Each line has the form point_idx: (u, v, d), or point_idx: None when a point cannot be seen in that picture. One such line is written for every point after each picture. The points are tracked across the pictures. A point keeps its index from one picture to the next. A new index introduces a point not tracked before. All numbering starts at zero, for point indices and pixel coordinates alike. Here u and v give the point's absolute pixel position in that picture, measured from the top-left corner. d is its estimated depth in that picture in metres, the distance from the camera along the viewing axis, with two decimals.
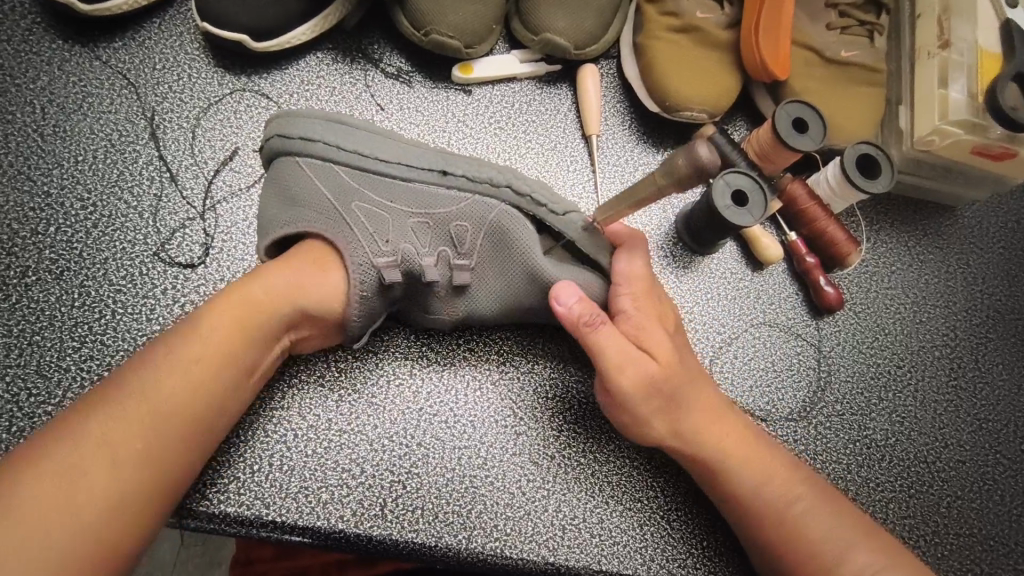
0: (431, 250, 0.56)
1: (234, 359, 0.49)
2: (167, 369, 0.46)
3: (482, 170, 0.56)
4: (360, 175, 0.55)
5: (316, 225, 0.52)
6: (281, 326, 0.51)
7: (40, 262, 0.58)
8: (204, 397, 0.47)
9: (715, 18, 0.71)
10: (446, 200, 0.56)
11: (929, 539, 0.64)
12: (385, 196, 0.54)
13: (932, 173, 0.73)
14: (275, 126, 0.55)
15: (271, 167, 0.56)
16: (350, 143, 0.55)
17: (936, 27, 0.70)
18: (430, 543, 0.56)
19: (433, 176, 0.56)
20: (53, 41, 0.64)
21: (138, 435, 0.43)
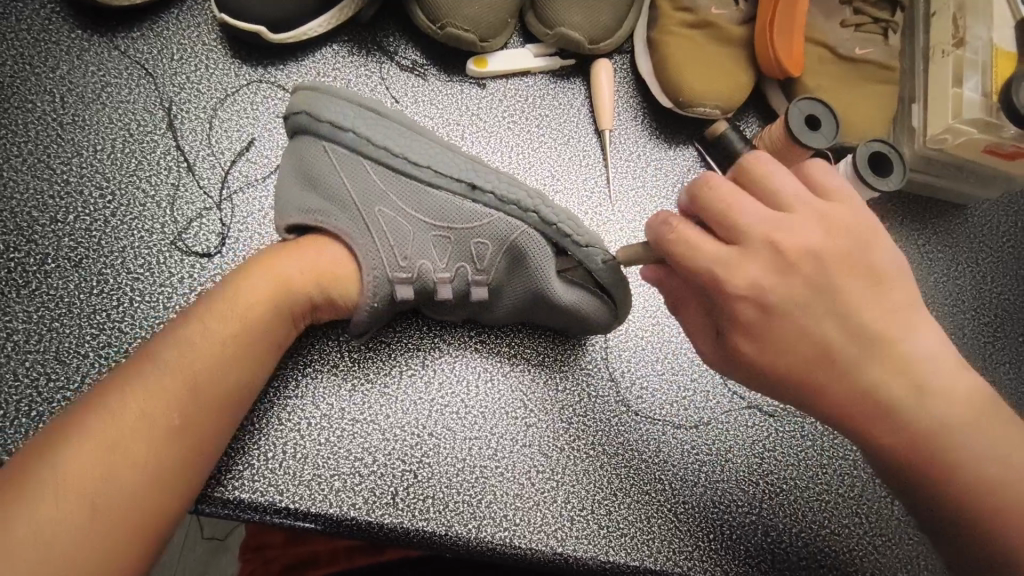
0: (448, 265, 0.57)
1: (255, 337, 0.51)
2: (192, 346, 0.48)
3: (512, 188, 0.56)
4: (387, 174, 0.55)
5: (335, 228, 0.54)
6: (296, 305, 0.54)
7: (59, 249, 0.58)
8: (227, 373, 0.49)
9: (729, 15, 0.71)
10: (471, 215, 0.56)
11: None
12: (411, 201, 0.55)
13: (945, 172, 0.74)
14: (303, 103, 0.55)
15: (296, 142, 0.56)
16: (381, 138, 0.54)
17: (951, 26, 0.70)
18: (441, 531, 0.57)
19: (461, 189, 0.55)
20: (72, 31, 0.64)
21: (166, 409, 0.46)
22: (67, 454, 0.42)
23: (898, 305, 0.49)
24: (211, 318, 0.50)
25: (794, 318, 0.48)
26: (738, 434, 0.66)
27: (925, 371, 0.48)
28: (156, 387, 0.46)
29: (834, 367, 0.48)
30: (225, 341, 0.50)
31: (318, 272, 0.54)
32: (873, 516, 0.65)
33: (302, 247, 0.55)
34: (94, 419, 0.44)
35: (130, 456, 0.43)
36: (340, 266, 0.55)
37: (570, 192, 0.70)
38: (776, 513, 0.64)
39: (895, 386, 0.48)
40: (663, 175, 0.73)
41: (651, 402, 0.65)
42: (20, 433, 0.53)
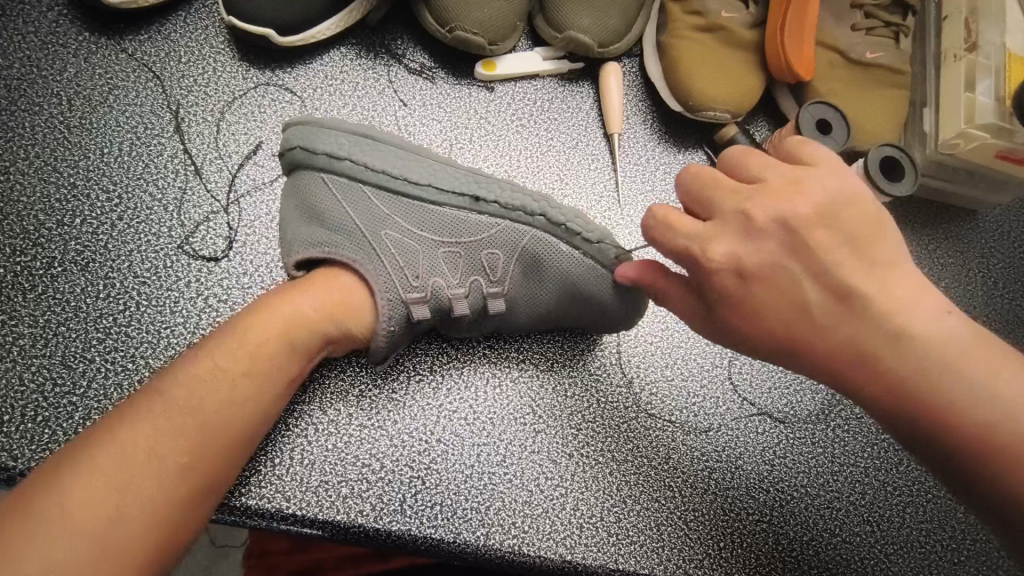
0: (461, 280, 0.56)
1: (266, 373, 0.50)
2: (202, 382, 0.47)
3: (516, 196, 0.56)
4: (390, 199, 0.54)
5: (344, 257, 0.53)
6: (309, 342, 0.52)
7: (65, 252, 0.58)
8: (236, 412, 0.48)
9: (739, 18, 0.71)
10: (478, 227, 0.56)
11: (946, 543, 0.65)
12: (416, 223, 0.55)
13: (956, 177, 0.73)
14: (298, 138, 0.54)
15: (294, 177, 0.55)
16: (378, 163, 0.54)
17: (963, 30, 0.69)
18: (449, 539, 0.57)
19: (464, 202, 0.55)
20: (79, 33, 0.64)
21: (174, 448, 0.45)
22: (72, 492, 0.41)
23: (876, 258, 0.46)
24: (223, 354, 0.49)
25: (768, 281, 0.47)
26: (749, 441, 0.65)
27: (928, 330, 0.45)
28: (163, 426, 0.45)
29: (819, 330, 0.46)
30: (235, 377, 0.48)
31: (333, 307, 0.52)
32: (885, 524, 0.64)
33: (316, 280, 0.53)
34: (101, 456, 0.43)
35: (135, 496, 0.43)
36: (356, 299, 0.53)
37: (579, 196, 0.70)
38: (787, 520, 0.63)
39: (892, 343, 0.45)
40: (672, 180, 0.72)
41: (660, 408, 0.65)
42: (25, 438, 0.52)
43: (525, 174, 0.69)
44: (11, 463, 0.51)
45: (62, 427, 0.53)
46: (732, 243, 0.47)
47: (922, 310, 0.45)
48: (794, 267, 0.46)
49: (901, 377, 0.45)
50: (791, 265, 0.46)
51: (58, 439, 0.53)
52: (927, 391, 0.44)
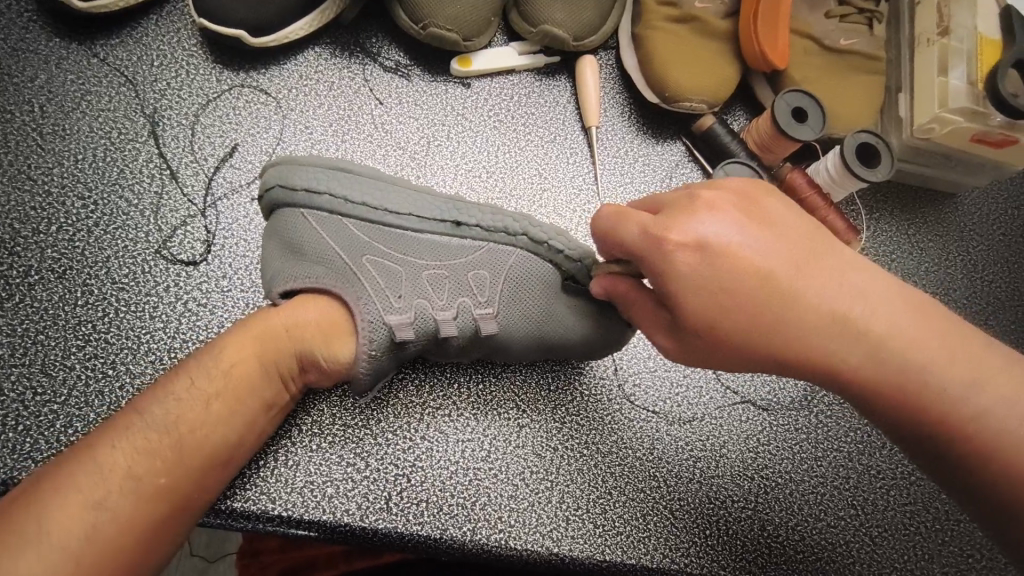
0: (448, 303, 0.54)
1: (242, 396, 0.49)
2: (178, 403, 0.47)
3: (497, 218, 0.56)
4: (371, 230, 0.54)
5: (326, 284, 0.51)
6: (285, 365, 0.51)
7: (42, 261, 0.58)
8: (214, 436, 0.48)
9: (713, 8, 0.71)
10: (461, 251, 0.55)
11: (929, 524, 0.66)
12: (399, 251, 0.54)
13: (931, 161, 0.73)
14: (276, 176, 0.53)
15: (275, 219, 0.54)
16: (360, 195, 0.53)
17: (936, 14, 0.69)
18: (436, 535, 0.57)
19: (446, 227, 0.55)
20: (50, 39, 0.63)
21: (152, 472, 0.45)
22: (51, 512, 0.42)
23: (819, 237, 0.47)
24: (201, 381, 0.48)
25: (730, 256, 0.44)
26: (732, 429, 0.66)
27: (874, 296, 0.45)
28: (139, 445, 0.45)
29: (783, 309, 0.44)
30: (213, 403, 0.48)
31: (313, 330, 0.51)
32: (868, 507, 0.65)
33: (292, 305, 0.51)
34: (80, 477, 0.43)
35: (111, 515, 0.43)
36: (330, 323, 0.51)
37: (559, 190, 0.70)
38: (772, 507, 0.63)
39: (849, 315, 0.44)
40: (652, 171, 0.72)
41: (643, 399, 0.65)
42: (6, 448, 0.52)
43: (504, 170, 0.69)
44: None
45: (43, 436, 0.53)
46: (693, 222, 0.45)
47: (864, 284, 0.45)
48: (752, 243, 0.45)
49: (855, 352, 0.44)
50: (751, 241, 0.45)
51: (40, 447, 0.53)
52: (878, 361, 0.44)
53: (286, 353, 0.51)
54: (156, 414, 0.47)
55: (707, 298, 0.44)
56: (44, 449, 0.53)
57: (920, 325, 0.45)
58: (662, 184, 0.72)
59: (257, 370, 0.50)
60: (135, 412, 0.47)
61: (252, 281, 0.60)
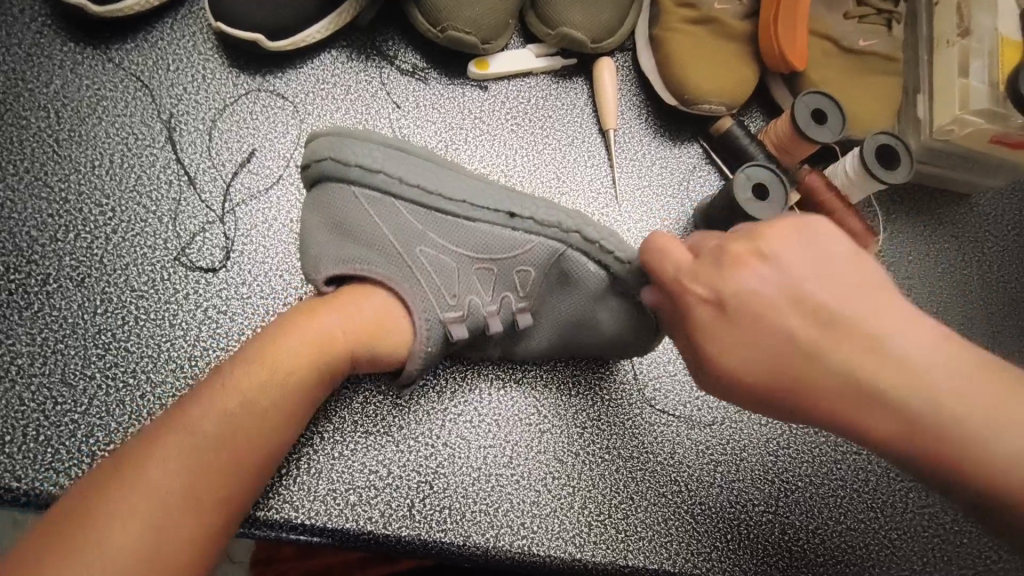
0: (493, 297, 0.56)
1: (298, 397, 0.48)
2: (236, 408, 0.45)
3: (550, 212, 0.55)
4: (422, 214, 0.53)
5: (379, 275, 0.52)
6: (340, 363, 0.50)
7: (60, 269, 0.57)
8: (268, 439, 0.46)
9: (732, 10, 0.70)
10: (513, 243, 0.55)
11: (949, 527, 0.66)
12: (449, 241, 0.54)
13: (949, 162, 0.73)
14: (326, 147, 0.53)
15: (320, 190, 0.54)
16: (415, 179, 0.53)
17: (956, 15, 0.69)
18: (459, 542, 0.57)
19: (500, 218, 0.54)
20: (64, 44, 0.63)
21: (213, 479, 0.43)
22: (112, 525, 0.39)
23: (851, 284, 0.45)
24: (253, 383, 0.46)
25: (758, 314, 0.45)
26: (752, 433, 0.65)
27: (916, 361, 0.43)
28: (197, 454, 0.43)
29: (814, 369, 0.44)
30: (268, 404, 0.46)
31: (363, 328, 0.50)
32: (888, 509, 0.65)
33: (339, 304, 0.51)
34: (139, 486, 0.41)
35: (176, 524, 0.41)
36: (381, 321, 0.51)
37: (577, 193, 0.69)
38: (793, 511, 0.63)
39: (887, 380, 0.43)
40: (669, 173, 0.72)
41: (664, 404, 0.65)
42: (28, 458, 0.52)
43: (521, 173, 0.69)
44: (15, 484, 0.51)
45: (65, 446, 0.53)
46: (714, 278, 0.47)
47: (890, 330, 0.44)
48: (772, 299, 0.45)
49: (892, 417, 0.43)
50: (772, 298, 0.45)
51: (62, 457, 0.52)
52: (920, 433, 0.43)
53: (340, 352, 0.50)
54: (211, 420, 0.44)
55: (733, 352, 0.46)
56: (66, 459, 0.52)
57: (946, 371, 0.43)
58: (679, 186, 0.72)
59: (312, 371, 0.49)
60: (188, 418, 0.44)
61: (270, 288, 0.60)
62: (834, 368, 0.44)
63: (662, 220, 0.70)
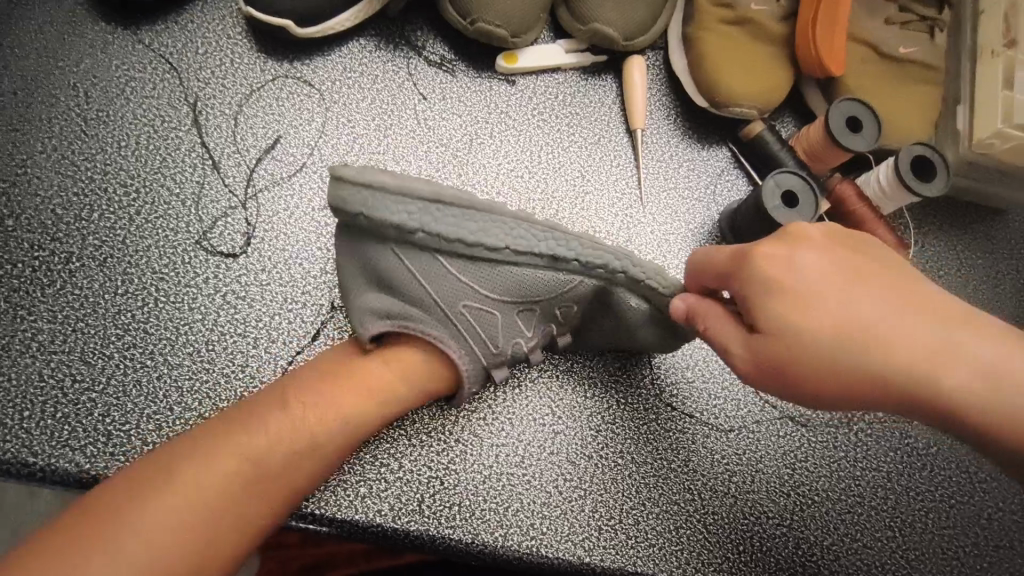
0: (535, 332, 0.55)
1: (339, 438, 0.48)
2: (278, 443, 0.46)
3: (600, 254, 0.52)
4: (469, 268, 0.49)
5: (430, 336, 0.50)
6: (385, 411, 0.51)
7: (83, 248, 0.57)
8: (306, 468, 0.47)
9: (770, 11, 0.69)
10: (558, 284, 0.53)
11: (968, 550, 0.64)
12: (496, 289, 0.51)
13: (988, 177, 0.71)
14: (354, 196, 0.44)
15: (354, 240, 0.49)
16: (456, 233, 0.47)
17: (1002, 24, 0.68)
18: (467, 539, 0.56)
19: (546, 262, 0.51)
20: (95, 23, 0.63)
21: (239, 513, 0.44)
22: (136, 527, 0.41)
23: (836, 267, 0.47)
24: (298, 428, 0.47)
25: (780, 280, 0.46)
26: (769, 444, 0.64)
27: (913, 328, 0.45)
28: (230, 486, 0.44)
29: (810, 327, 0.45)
30: (308, 449, 0.47)
31: (409, 370, 0.51)
32: (906, 529, 0.64)
33: (400, 352, 0.51)
34: (174, 502, 0.42)
35: (201, 546, 0.42)
36: (427, 370, 0.52)
37: (601, 193, 0.68)
38: (808, 525, 0.62)
39: (886, 329, 0.45)
40: (696, 177, 0.71)
41: (680, 410, 0.64)
42: (45, 435, 0.52)
43: (545, 171, 0.68)
44: (31, 459, 0.51)
45: (82, 424, 0.53)
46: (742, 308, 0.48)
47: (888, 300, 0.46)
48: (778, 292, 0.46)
49: (966, 373, 0.43)
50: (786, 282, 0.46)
51: (78, 435, 0.52)
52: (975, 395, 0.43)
53: (384, 400, 0.51)
54: (251, 451, 0.45)
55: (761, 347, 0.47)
56: (81, 437, 0.52)
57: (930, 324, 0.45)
58: (706, 191, 0.70)
59: (356, 415, 0.49)
60: (227, 446, 0.45)
61: (290, 277, 0.60)
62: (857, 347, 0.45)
63: (687, 224, 0.69)
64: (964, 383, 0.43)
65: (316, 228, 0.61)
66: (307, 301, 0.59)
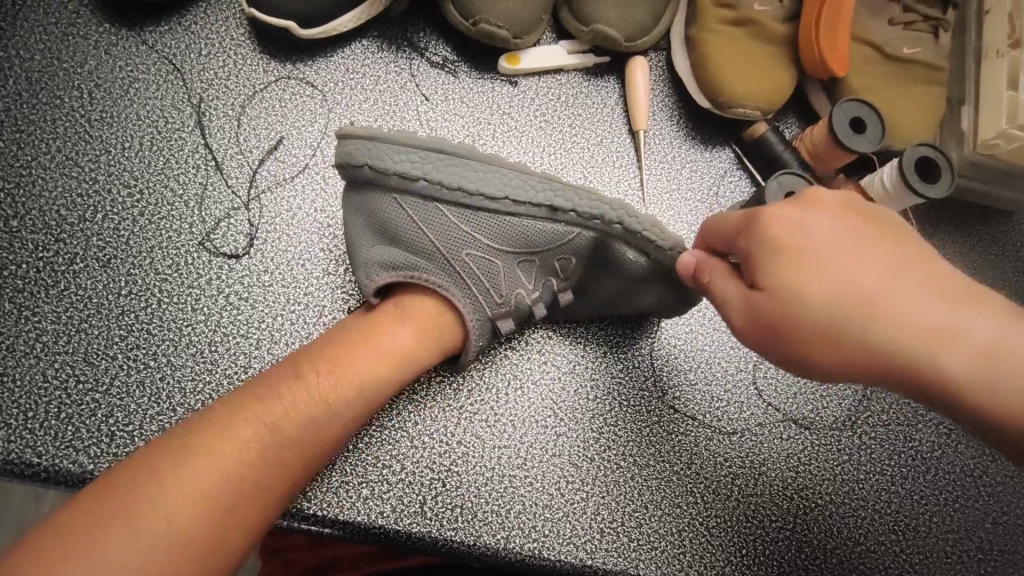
0: (536, 284, 0.57)
1: (352, 415, 0.49)
2: (291, 420, 0.46)
3: (595, 203, 0.54)
4: (469, 217, 0.52)
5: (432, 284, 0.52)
6: (398, 377, 0.52)
7: (87, 248, 0.58)
8: (321, 441, 0.47)
9: (773, 12, 0.68)
10: (557, 237, 0.55)
11: (972, 554, 0.64)
12: (496, 240, 0.53)
13: (994, 178, 0.71)
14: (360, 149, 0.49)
15: (359, 196, 0.52)
16: (455, 180, 0.50)
17: (1007, 23, 0.67)
18: (469, 542, 0.56)
19: (544, 212, 0.53)
20: (100, 25, 0.63)
21: (253, 484, 0.43)
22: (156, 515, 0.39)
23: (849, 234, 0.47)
24: (310, 401, 0.47)
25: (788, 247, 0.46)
26: (772, 447, 0.64)
27: (920, 303, 0.45)
28: (243, 458, 0.43)
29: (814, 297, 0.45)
30: (321, 423, 0.47)
31: (420, 341, 0.52)
32: (910, 533, 0.63)
33: (409, 313, 0.53)
34: (188, 476, 0.41)
35: (226, 523, 0.42)
36: (437, 332, 0.53)
37: (603, 194, 0.68)
38: (811, 528, 0.62)
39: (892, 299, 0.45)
40: (698, 178, 0.71)
41: (683, 412, 0.64)
42: (49, 435, 0.52)
43: (548, 172, 0.68)
44: (35, 459, 0.52)
45: (85, 424, 0.53)
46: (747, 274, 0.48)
47: (897, 268, 0.46)
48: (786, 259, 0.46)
49: (963, 350, 0.44)
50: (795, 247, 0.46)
51: (81, 436, 0.53)
52: (981, 379, 0.43)
53: (397, 366, 0.51)
54: (263, 424, 0.45)
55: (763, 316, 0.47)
56: (84, 438, 0.53)
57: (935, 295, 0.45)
58: (709, 192, 0.70)
59: (369, 386, 0.50)
60: (242, 420, 0.45)
61: (293, 279, 0.60)
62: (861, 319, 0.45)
63: (690, 225, 0.69)
64: (958, 366, 0.44)
65: (319, 230, 0.61)
66: (309, 302, 0.59)
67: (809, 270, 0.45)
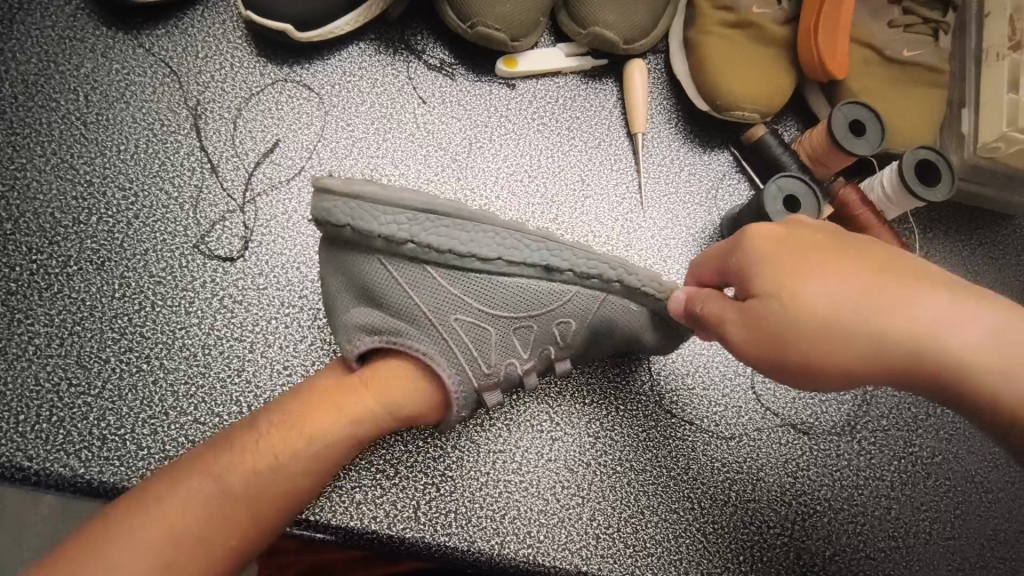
0: (533, 353, 0.54)
1: (328, 452, 0.47)
2: (259, 454, 0.45)
3: (592, 261, 0.53)
4: (460, 280, 0.49)
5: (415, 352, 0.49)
6: (378, 425, 0.49)
7: (81, 251, 0.57)
8: (293, 480, 0.46)
9: (772, 14, 0.68)
10: (552, 296, 0.53)
11: (972, 561, 0.63)
12: (487, 307, 0.50)
13: (994, 182, 0.70)
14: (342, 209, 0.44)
15: (338, 253, 0.48)
16: (445, 243, 0.47)
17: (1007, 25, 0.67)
18: (463, 547, 0.56)
19: (537, 271, 0.51)
20: (96, 27, 0.63)
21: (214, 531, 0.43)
22: (112, 571, 0.40)
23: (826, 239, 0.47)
24: (282, 439, 0.46)
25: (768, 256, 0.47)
26: (770, 452, 0.63)
27: (911, 296, 0.44)
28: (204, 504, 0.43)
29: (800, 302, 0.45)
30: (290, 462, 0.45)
31: (399, 394, 0.49)
32: (910, 539, 0.63)
33: (392, 366, 0.50)
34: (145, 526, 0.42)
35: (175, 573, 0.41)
36: (422, 383, 0.50)
37: (600, 197, 0.68)
38: (809, 534, 0.61)
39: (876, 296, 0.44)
40: (696, 181, 0.70)
41: (681, 417, 0.63)
42: (41, 438, 0.52)
43: (545, 174, 0.68)
44: (26, 462, 0.51)
45: (77, 427, 0.53)
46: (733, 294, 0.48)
47: (877, 263, 0.45)
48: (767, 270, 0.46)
49: (960, 336, 0.42)
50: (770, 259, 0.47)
51: (73, 439, 0.52)
52: (984, 361, 0.42)
53: (375, 414, 0.48)
54: (232, 461, 0.45)
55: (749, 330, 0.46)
56: (76, 441, 0.52)
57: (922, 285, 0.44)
58: (707, 195, 0.70)
59: (346, 427, 0.47)
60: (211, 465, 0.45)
61: (288, 282, 0.59)
62: (850, 319, 0.44)
63: (687, 228, 0.68)
64: (958, 347, 0.42)
65: (314, 233, 0.61)
66: (304, 305, 0.59)
67: (789, 279, 0.45)
